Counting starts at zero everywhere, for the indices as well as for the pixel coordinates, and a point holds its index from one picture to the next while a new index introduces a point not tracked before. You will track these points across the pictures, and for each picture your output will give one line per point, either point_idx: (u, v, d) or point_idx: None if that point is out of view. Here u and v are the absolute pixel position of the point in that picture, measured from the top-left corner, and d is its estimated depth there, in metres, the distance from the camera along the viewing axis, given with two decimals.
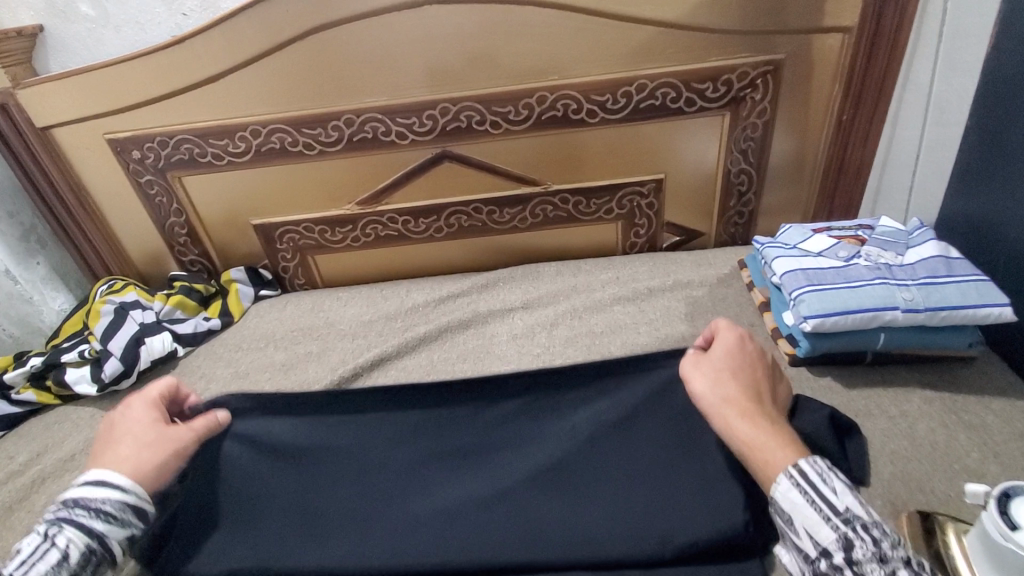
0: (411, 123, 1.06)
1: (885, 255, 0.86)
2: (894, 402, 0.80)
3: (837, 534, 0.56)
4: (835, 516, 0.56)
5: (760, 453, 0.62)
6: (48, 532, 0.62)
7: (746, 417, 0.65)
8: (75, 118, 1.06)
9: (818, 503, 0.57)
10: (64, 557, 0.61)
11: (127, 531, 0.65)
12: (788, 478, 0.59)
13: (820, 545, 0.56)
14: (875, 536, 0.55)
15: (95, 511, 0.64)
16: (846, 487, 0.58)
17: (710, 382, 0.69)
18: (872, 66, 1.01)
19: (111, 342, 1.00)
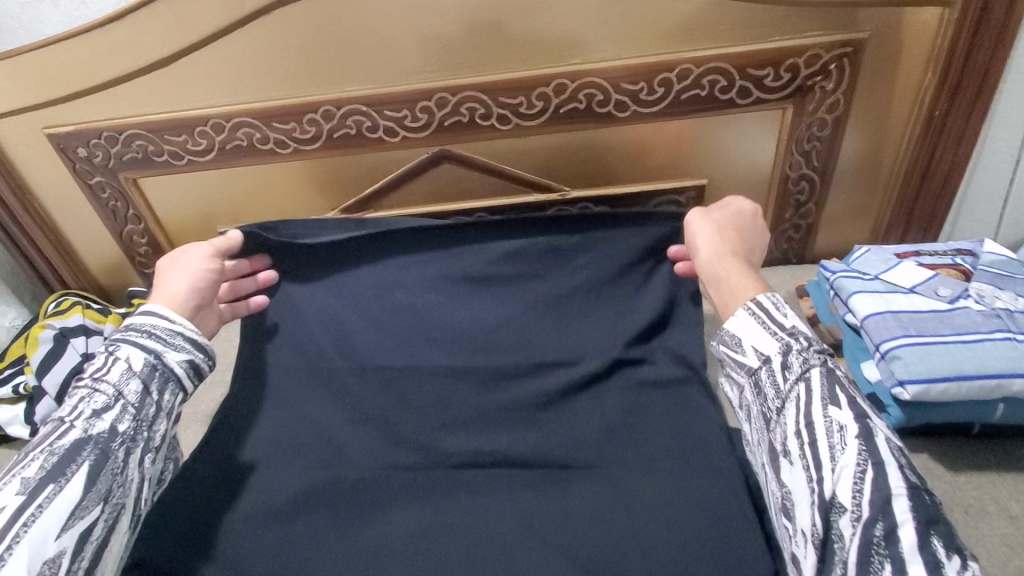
0: (402, 117, 0.88)
1: (1003, 296, 0.67)
2: (1014, 494, 0.62)
3: (779, 343, 0.55)
4: (781, 330, 0.56)
5: (730, 284, 0.65)
6: (108, 350, 0.62)
7: (735, 259, 0.67)
8: (9, 110, 0.90)
9: (767, 322, 0.57)
10: (130, 366, 0.61)
11: (184, 354, 0.65)
12: (744, 308, 0.59)
13: (762, 355, 0.56)
14: (808, 345, 0.54)
15: (147, 332, 0.64)
16: (797, 313, 0.57)
17: (715, 233, 0.71)
18: (978, 47, 0.80)
19: (47, 376, 0.85)
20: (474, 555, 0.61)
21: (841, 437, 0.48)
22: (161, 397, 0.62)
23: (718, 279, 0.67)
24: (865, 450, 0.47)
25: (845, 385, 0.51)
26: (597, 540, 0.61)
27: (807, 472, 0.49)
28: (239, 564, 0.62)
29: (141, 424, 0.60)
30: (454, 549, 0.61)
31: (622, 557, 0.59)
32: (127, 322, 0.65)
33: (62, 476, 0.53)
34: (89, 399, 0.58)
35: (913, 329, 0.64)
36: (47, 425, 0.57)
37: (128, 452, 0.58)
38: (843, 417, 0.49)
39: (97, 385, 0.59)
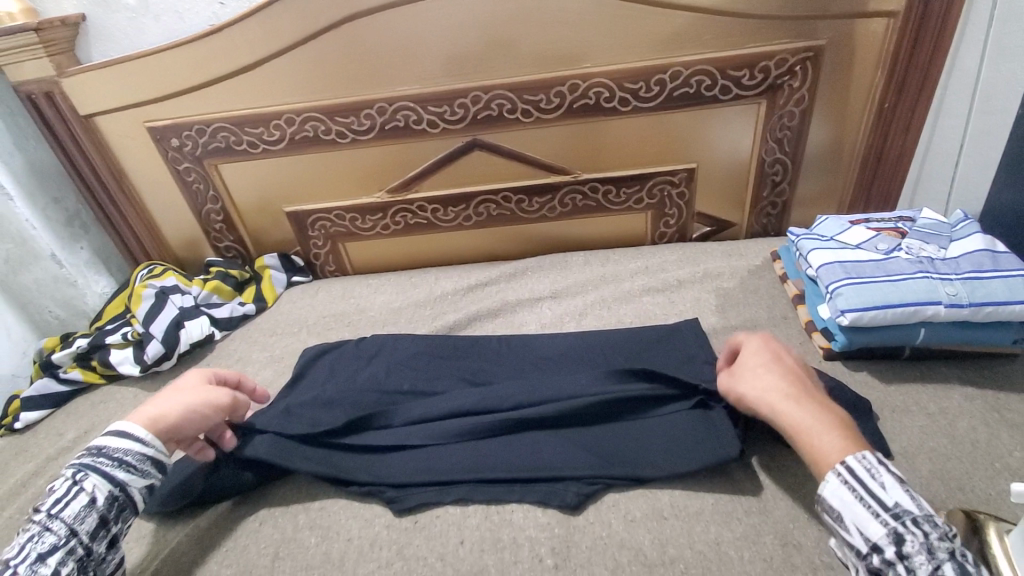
0: (442, 112, 1.06)
1: (928, 248, 0.85)
2: (933, 398, 0.78)
3: (887, 529, 0.53)
4: (885, 512, 0.54)
5: (809, 439, 0.61)
6: (72, 479, 0.65)
7: (791, 400, 0.65)
8: (118, 107, 1.09)
9: (867, 499, 0.55)
10: (93, 500, 0.65)
11: (148, 482, 0.69)
12: (838, 476, 0.57)
13: (871, 540, 0.54)
14: (923, 530, 0.52)
15: (118, 461, 0.67)
16: (894, 480, 0.55)
17: (756, 371, 0.71)
18: (918, 53, 0.97)
19: (152, 325, 1.04)
20: (512, 446, 0.79)
21: None
22: (116, 527, 0.66)
23: (796, 433, 0.63)
24: None
25: None
26: (608, 437, 0.79)
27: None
28: (330, 457, 0.80)
29: (91, 560, 0.64)
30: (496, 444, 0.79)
31: (625, 448, 0.77)
32: (97, 446, 0.68)
33: None
34: (39, 541, 0.61)
35: (854, 273, 0.82)
36: None
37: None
38: None
39: (49, 523, 0.62)
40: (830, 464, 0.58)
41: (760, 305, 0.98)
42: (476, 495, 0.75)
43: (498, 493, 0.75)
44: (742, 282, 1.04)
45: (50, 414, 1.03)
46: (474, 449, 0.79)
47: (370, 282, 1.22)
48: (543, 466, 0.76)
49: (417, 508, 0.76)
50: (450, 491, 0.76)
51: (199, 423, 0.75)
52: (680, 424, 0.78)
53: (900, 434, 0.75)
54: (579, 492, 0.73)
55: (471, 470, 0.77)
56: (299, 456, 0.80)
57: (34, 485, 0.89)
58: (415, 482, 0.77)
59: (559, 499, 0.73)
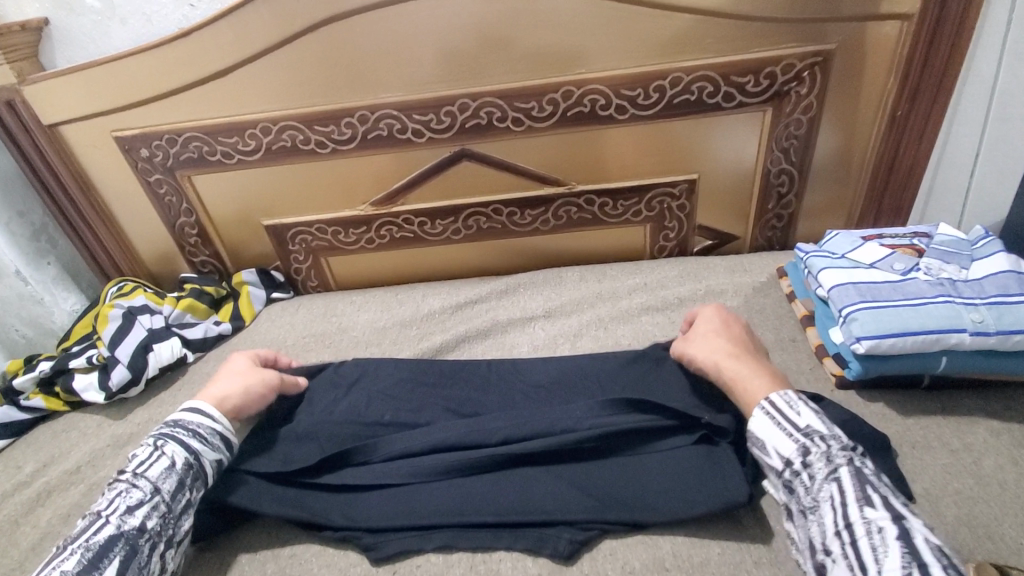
0: (428, 120, 1.00)
1: (948, 268, 0.79)
2: (956, 433, 0.72)
3: (797, 445, 0.62)
4: (796, 431, 0.63)
5: (742, 384, 0.70)
6: (155, 446, 0.70)
7: (735, 357, 0.74)
8: (83, 115, 1.02)
9: (782, 422, 0.64)
10: (172, 463, 0.68)
11: (217, 453, 0.73)
12: (760, 409, 0.66)
13: (784, 458, 0.63)
14: (827, 444, 0.61)
15: (193, 431, 0.72)
16: (810, 409, 0.65)
17: (704, 333, 0.80)
18: (932, 57, 0.91)
19: (120, 349, 0.97)
20: (500, 486, 0.72)
21: (880, 535, 0.53)
22: (192, 493, 0.69)
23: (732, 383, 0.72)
24: (905, 552, 0.51)
25: (874, 485, 0.57)
26: (607, 476, 0.72)
27: (852, 573, 0.53)
28: (304, 498, 0.74)
29: (169, 521, 0.66)
30: (485, 486, 0.73)
31: (624, 489, 0.71)
32: (175, 420, 0.74)
33: (95, 572, 0.58)
34: (127, 494, 0.64)
35: (869, 296, 0.76)
36: (87, 520, 0.64)
37: (154, 547, 0.63)
38: (879, 517, 0.54)
39: (136, 480, 0.66)
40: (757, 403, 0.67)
41: (767, 326, 0.92)
42: (460, 542, 0.69)
43: (485, 539, 0.69)
44: (747, 301, 0.98)
45: (9, 444, 0.96)
46: (459, 491, 0.73)
47: (353, 299, 1.15)
48: (534, 508, 0.70)
49: (396, 556, 0.69)
50: (433, 537, 0.70)
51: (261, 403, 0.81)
52: (683, 463, 0.71)
53: (921, 472, 0.69)
54: (573, 539, 0.67)
55: (455, 513, 0.71)
56: (269, 500, 0.73)
57: None
58: (394, 528, 0.70)
59: (551, 546, 0.67)
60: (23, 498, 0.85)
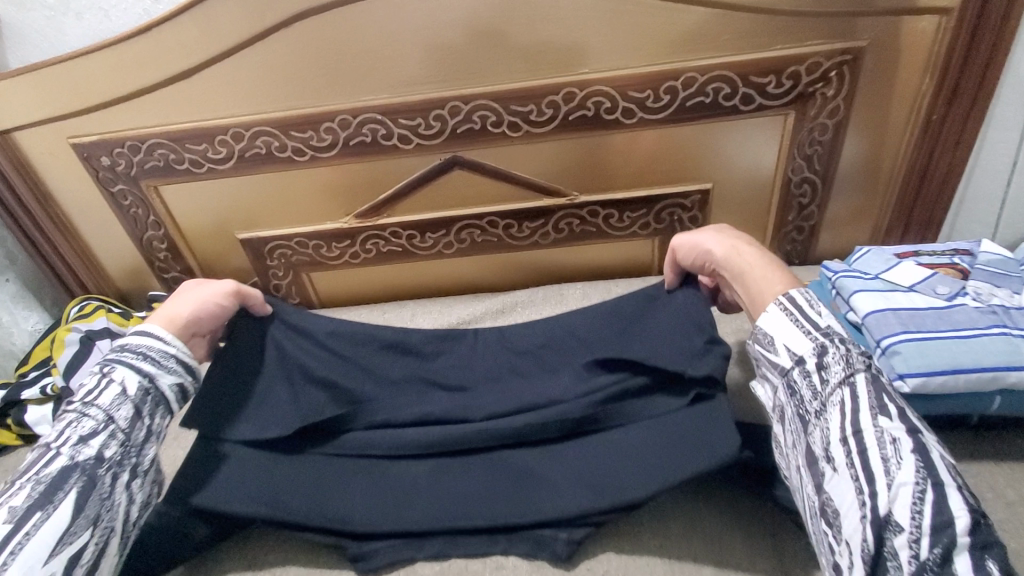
0: (416, 125, 0.91)
1: (999, 293, 0.70)
2: (1012, 482, 0.64)
3: (814, 343, 0.58)
4: (814, 329, 0.59)
5: (762, 277, 0.67)
6: (103, 373, 0.65)
7: (752, 248, 0.70)
8: (36, 120, 0.93)
9: (800, 320, 0.60)
10: (125, 390, 0.64)
11: (175, 377, 0.68)
12: (777, 304, 0.63)
13: (796, 355, 0.59)
14: (844, 346, 0.57)
15: (143, 354, 0.67)
16: (830, 311, 0.61)
17: (713, 226, 0.75)
18: (973, 54, 0.82)
19: (74, 377, 0.87)
20: (494, 496, 0.68)
21: (895, 449, 0.50)
22: (153, 419, 0.65)
23: (741, 276, 0.69)
24: (921, 468, 0.48)
25: (890, 394, 0.54)
26: (602, 465, 0.68)
27: (856, 484, 0.50)
28: (278, 499, 0.68)
29: (130, 449, 0.63)
30: (478, 487, 0.69)
31: (620, 482, 0.65)
32: (122, 343, 0.68)
33: (49, 504, 0.55)
34: (78, 424, 0.60)
35: (912, 326, 0.67)
36: (35, 451, 0.60)
37: (116, 477, 0.60)
38: (895, 430, 0.51)
39: (87, 409, 0.62)
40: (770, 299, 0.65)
41: None
42: (453, 550, 0.66)
43: (480, 545, 0.66)
44: None
45: None
46: (450, 495, 0.68)
47: (335, 319, 1.06)
48: (530, 510, 0.66)
49: (385, 567, 0.66)
50: (424, 546, 0.66)
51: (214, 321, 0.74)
52: (684, 443, 0.66)
53: None
54: (570, 540, 0.64)
55: (446, 520, 0.66)
56: (235, 499, 0.67)
57: None
58: (381, 537, 0.66)
59: (549, 549, 0.65)
60: None
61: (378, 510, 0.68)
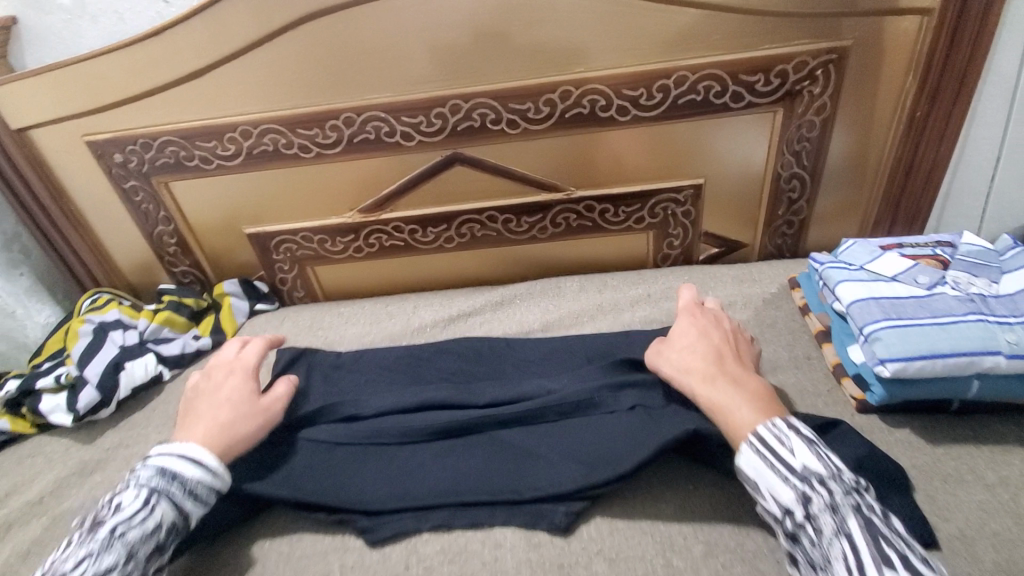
0: (417, 123, 0.94)
1: (977, 282, 0.73)
2: (990, 464, 0.66)
3: (796, 492, 0.57)
4: (792, 475, 0.58)
5: (728, 409, 0.65)
6: (144, 498, 0.62)
7: (707, 380, 0.69)
8: (53, 119, 0.96)
9: (775, 465, 0.59)
10: (156, 529, 0.61)
11: (201, 512, 0.65)
12: (748, 444, 0.61)
13: (783, 505, 0.57)
14: (826, 489, 0.56)
15: (183, 488, 0.64)
16: (802, 446, 0.59)
17: (687, 346, 0.75)
18: (954, 54, 0.86)
19: (88, 367, 0.91)
20: (494, 467, 0.71)
21: None
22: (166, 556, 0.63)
23: (711, 399, 0.67)
24: None
25: (883, 533, 0.53)
26: (590, 442, 0.71)
27: None
28: (293, 477, 0.72)
29: None
30: (474, 461, 0.72)
31: (607, 459, 0.69)
32: (168, 463, 0.65)
33: None
34: (100, 562, 0.57)
35: (894, 314, 0.70)
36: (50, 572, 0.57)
37: None
38: None
39: (113, 543, 0.59)
40: (743, 431, 0.62)
41: (779, 342, 0.86)
42: (457, 521, 0.68)
43: (481, 515, 0.68)
44: (757, 314, 0.91)
45: None
46: (448, 468, 0.72)
47: (339, 311, 1.10)
48: (526, 486, 0.69)
49: (392, 538, 0.68)
50: (428, 518, 0.69)
51: (248, 425, 0.72)
52: (665, 422, 0.70)
53: (954, 510, 0.62)
54: (569, 512, 0.67)
55: (449, 492, 0.69)
56: (263, 480, 0.72)
57: None
58: (390, 510, 0.69)
59: (547, 520, 0.67)
60: None
61: (387, 485, 0.71)
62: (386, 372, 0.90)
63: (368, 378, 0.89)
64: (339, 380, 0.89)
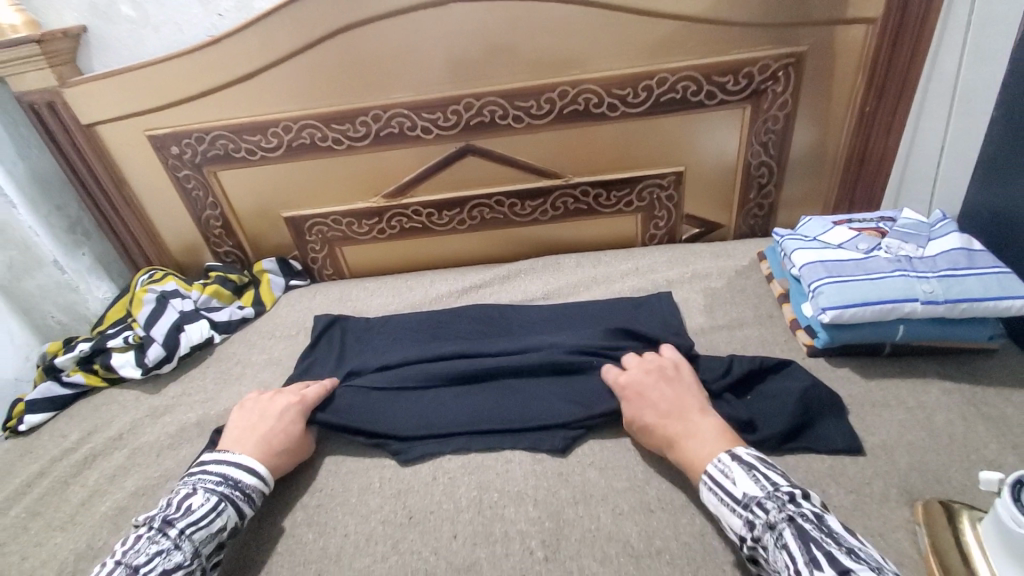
0: (436, 119, 1.09)
1: (907, 247, 0.87)
2: (913, 393, 0.80)
3: (742, 519, 0.61)
4: (736, 502, 0.62)
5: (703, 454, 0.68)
6: (211, 502, 0.68)
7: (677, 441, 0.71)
8: (119, 116, 1.11)
9: (721, 494, 0.63)
10: (219, 528, 0.67)
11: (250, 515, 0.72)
12: (703, 482, 0.66)
13: (736, 532, 0.61)
14: (767, 512, 0.59)
15: (243, 494, 0.71)
16: (742, 474, 0.64)
17: (649, 387, 0.78)
18: (896, 59, 1.00)
19: (154, 328, 1.06)
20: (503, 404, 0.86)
21: None
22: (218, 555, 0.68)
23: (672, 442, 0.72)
24: None
25: (818, 542, 0.55)
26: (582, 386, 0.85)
27: None
28: (339, 409, 0.86)
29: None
30: (486, 401, 0.86)
31: (600, 399, 0.83)
32: (225, 475, 0.72)
33: None
34: (169, 558, 0.62)
35: (835, 272, 0.84)
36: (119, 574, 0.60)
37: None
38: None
39: (180, 541, 0.63)
40: (699, 470, 0.67)
41: (748, 304, 1.01)
42: (474, 446, 0.82)
43: (494, 442, 0.82)
44: (730, 282, 1.06)
45: (53, 417, 1.03)
46: (465, 404, 0.86)
47: (364, 286, 1.24)
48: (532, 417, 0.83)
49: (421, 459, 0.81)
50: (449, 442, 0.82)
51: (299, 425, 0.81)
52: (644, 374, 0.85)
53: (880, 427, 0.76)
54: (565, 436, 0.80)
55: (467, 423, 0.84)
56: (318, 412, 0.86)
57: (39, 485, 0.90)
58: (417, 436, 0.83)
59: (548, 443, 0.80)
60: (69, 461, 0.93)
61: (413, 417, 0.85)
62: (411, 332, 1.04)
63: (395, 337, 1.04)
64: (370, 340, 1.04)
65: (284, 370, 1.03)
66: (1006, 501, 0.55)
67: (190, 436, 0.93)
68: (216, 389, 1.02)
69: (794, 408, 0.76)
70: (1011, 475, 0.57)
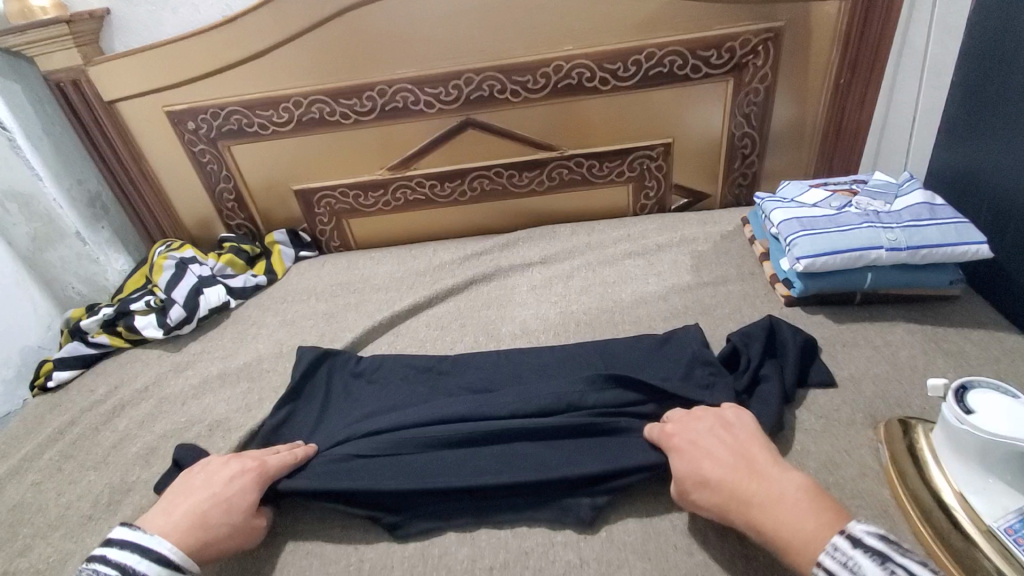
0: (438, 93, 1.16)
1: (875, 204, 0.95)
2: (880, 333, 0.87)
3: None
4: None
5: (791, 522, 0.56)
6: None
7: (756, 508, 0.59)
8: (138, 93, 1.18)
9: None
10: None
11: None
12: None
13: None
14: None
15: None
16: (876, 569, 0.50)
17: (704, 437, 0.68)
18: (867, 32, 1.07)
19: (175, 291, 1.13)
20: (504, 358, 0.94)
21: None
22: None
23: (748, 506, 0.59)
24: None
25: None
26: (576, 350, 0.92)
27: None
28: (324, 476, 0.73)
29: None
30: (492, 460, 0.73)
31: (631, 453, 0.72)
32: (115, 560, 0.60)
33: None
34: None
35: (809, 227, 0.91)
36: None
37: None
38: None
39: None
40: (804, 554, 0.54)
41: (732, 263, 1.08)
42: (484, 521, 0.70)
43: (506, 518, 0.70)
44: (715, 245, 1.13)
45: (81, 373, 1.10)
46: (469, 463, 0.74)
47: (370, 256, 1.31)
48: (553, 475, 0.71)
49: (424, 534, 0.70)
50: (453, 515, 0.71)
51: (247, 497, 0.69)
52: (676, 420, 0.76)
53: (849, 362, 0.83)
54: (593, 505, 0.68)
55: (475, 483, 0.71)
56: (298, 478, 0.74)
57: (70, 433, 0.96)
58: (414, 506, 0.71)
59: (573, 515, 0.69)
60: (98, 410, 0.99)
61: (402, 478, 0.72)
62: (406, 377, 0.92)
63: (389, 388, 0.91)
64: (359, 389, 0.91)
65: (297, 329, 1.10)
66: (951, 402, 0.63)
67: (212, 386, 0.99)
68: (235, 346, 1.08)
69: (795, 355, 0.81)
70: (956, 382, 0.65)
